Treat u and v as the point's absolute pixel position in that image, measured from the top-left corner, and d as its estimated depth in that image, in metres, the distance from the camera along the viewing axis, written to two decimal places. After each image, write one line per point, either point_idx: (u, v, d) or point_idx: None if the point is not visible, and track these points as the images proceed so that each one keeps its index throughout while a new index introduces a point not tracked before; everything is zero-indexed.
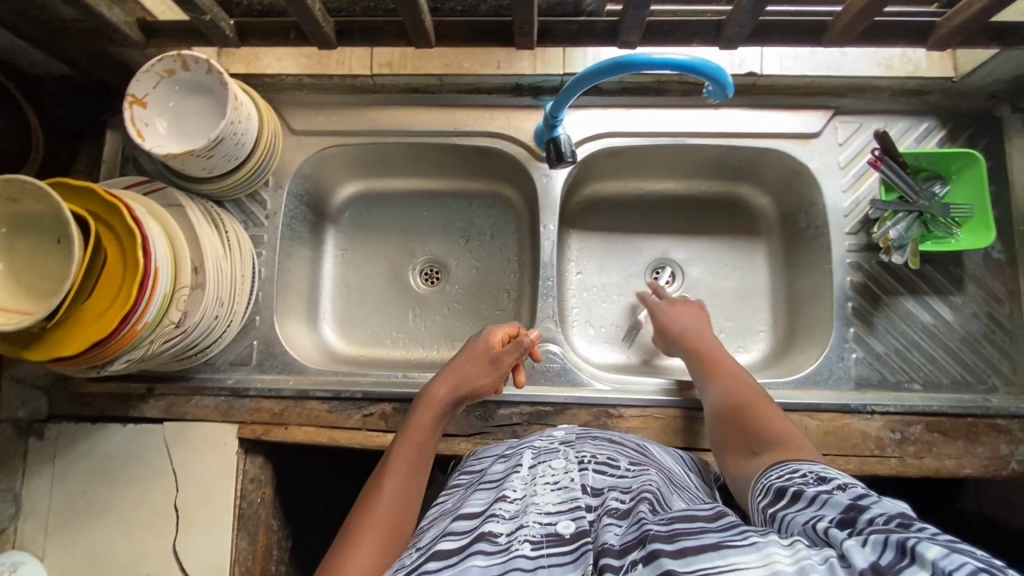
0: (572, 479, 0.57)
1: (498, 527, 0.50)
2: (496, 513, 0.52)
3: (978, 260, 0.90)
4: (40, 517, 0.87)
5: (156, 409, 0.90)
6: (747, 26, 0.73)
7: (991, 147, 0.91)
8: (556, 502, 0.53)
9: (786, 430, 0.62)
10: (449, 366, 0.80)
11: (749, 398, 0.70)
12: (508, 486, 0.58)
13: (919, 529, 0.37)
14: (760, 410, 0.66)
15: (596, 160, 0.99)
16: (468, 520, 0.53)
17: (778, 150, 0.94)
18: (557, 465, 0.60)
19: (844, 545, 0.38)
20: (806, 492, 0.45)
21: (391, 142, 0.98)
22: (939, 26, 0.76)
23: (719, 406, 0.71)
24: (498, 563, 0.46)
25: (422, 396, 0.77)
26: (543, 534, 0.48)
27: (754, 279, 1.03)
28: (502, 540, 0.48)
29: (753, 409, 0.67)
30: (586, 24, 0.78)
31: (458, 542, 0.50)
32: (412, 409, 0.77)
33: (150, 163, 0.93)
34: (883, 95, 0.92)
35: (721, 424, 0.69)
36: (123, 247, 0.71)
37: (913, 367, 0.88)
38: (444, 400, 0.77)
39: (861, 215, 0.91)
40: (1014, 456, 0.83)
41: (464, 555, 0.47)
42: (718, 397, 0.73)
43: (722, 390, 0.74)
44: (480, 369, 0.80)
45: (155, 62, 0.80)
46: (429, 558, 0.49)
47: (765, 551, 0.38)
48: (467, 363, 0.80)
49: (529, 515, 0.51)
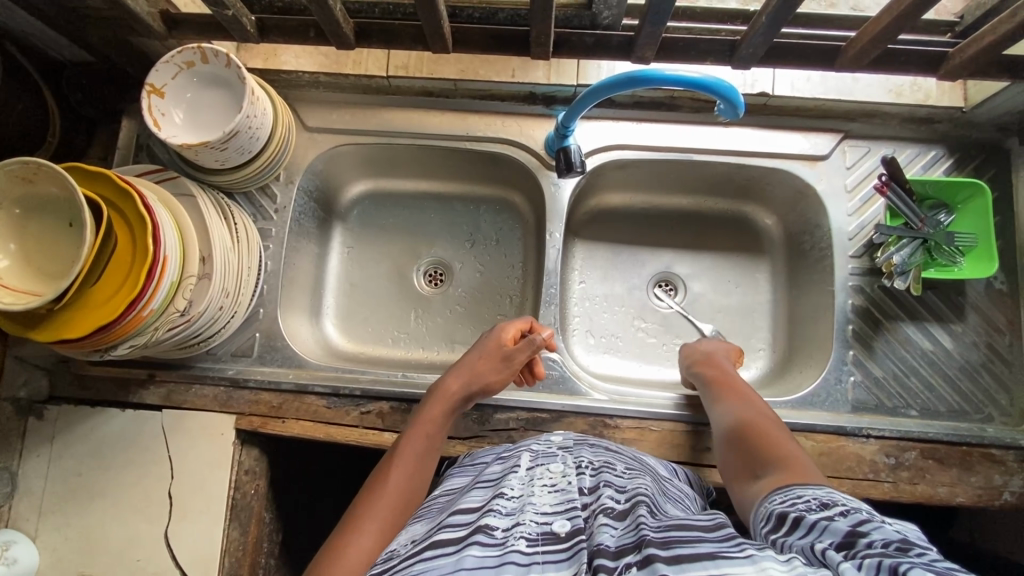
0: (569, 482, 0.57)
1: (497, 521, 0.50)
2: (495, 508, 0.53)
3: (980, 290, 0.90)
4: (34, 497, 0.88)
5: (155, 396, 0.91)
6: (761, 47, 0.74)
7: (998, 178, 0.92)
8: (553, 503, 0.53)
9: (790, 454, 0.62)
10: (462, 362, 0.80)
11: (759, 422, 0.70)
12: (506, 484, 0.58)
13: (918, 555, 0.38)
14: (767, 435, 0.67)
15: (605, 172, 1.00)
16: (467, 513, 0.54)
17: (786, 171, 0.95)
18: (555, 469, 0.61)
19: (841, 566, 0.38)
20: (805, 519, 0.46)
21: (403, 143, 0.99)
22: (951, 56, 0.76)
23: (726, 429, 0.72)
24: (493, 555, 0.46)
25: (433, 391, 0.78)
26: (539, 532, 0.48)
27: (756, 297, 1.04)
28: (499, 534, 0.48)
29: (760, 434, 0.67)
30: (602, 37, 0.78)
31: (457, 533, 0.50)
32: (424, 403, 0.77)
33: (163, 152, 0.94)
34: (892, 121, 0.93)
35: (727, 446, 0.69)
36: (133, 232, 0.72)
37: (910, 393, 0.88)
38: (454, 396, 0.78)
39: (865, 239, 0.92)
40: (1008, 487, 0.83)
41: (462, 545, 0.48)
42: (727, 419, 0.74)
43: (730, 414, 0.74)
44: (492, 367, 0.79)
45: (176, 53, 0.81)
46: (427, 547, 0.49)
47: (760, 565, 0.39)
48: (478, 360, 0.80)
49: (526, 514, 0.51)
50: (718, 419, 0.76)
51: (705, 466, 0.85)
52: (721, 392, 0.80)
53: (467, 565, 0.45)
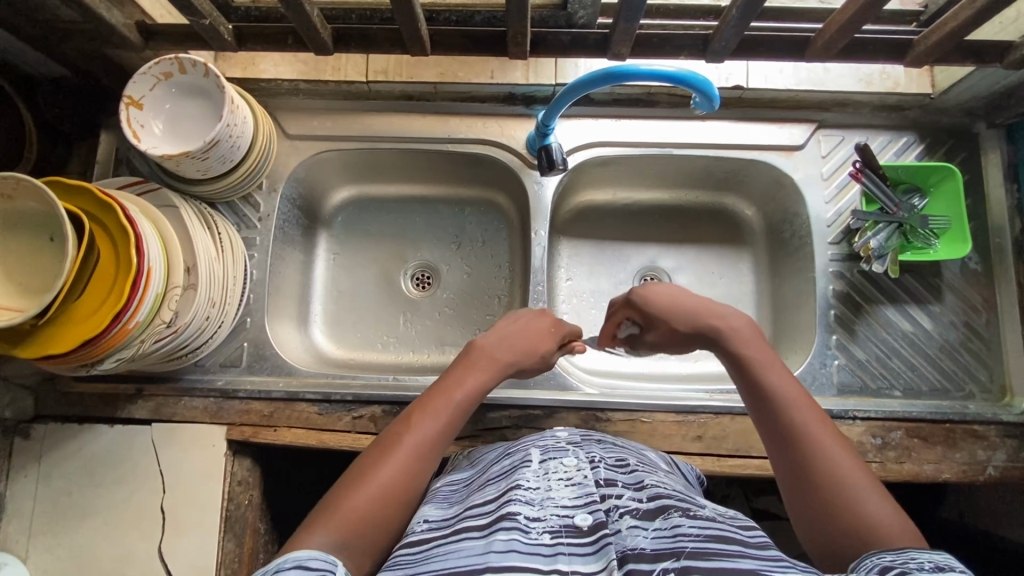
0: (585, 475, 0.56)
1: (521, 509, 0.51)
2: (516, 497, 0.53)
3: (955, 271, 0.92)
4: (23, 519, 0.86)
5: (144, 410, 0.90)
6: (732, 40, 0.75)
7: (968, 161, 0.94)
8: (572, 497, 0.53)
9: (855, 484, 0.54)
10: (516, 333, 0.74)
11: (807, 417, 0.58)
12: (519, 477, 0.57)
13: None
14: (817, 446, 0.56)
15: (587, 170, 1.00)
16: (487, 503, 0.54)
17: (763, 162, 0.96)
18: (568, 462, 0.59)
19: None
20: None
21: (384, 148, 1.00)
22: (916, 43, 0.78)
23: (763, 422, 0.61)
24: (521, 543, 0.46)
25: (487, 347, 0.70)
26: (561, 525, 0.49)
27: (740, 287, 1.06)
28: (524, 523, 0.49)
29: (810, 445, 0.56)
30: (578, 35, 0.80)
31: (481, 520, 0.51)
32: (473, 356, 0.69)
33: (143, 164, 0.94)
34: (864, 110, 0.96)
35: (769, 446, 0.60)
36: (116, 246, 0.72)
37: (893, 374, 0.90)
38: (499, 358, 0.70)
39: (843, 225, 0.94)
40: (991, 462, 0.85)
41: (488, 531, 0.48)
42: (765, 407, 0.60)
43: (765, 403, 0.61)
44: (540, 343, 0.76)
45: (153, 64, 0.81)
46: (452, 534, 0.50)
47: None
48: (528, 334, 0.75)
49: (547, 507, 0.51)
50: (748, 403, 0.63)
51: (697, 455, 0.86)
52: (746, 372, 0.63)
53: (495, 549, 0.46)
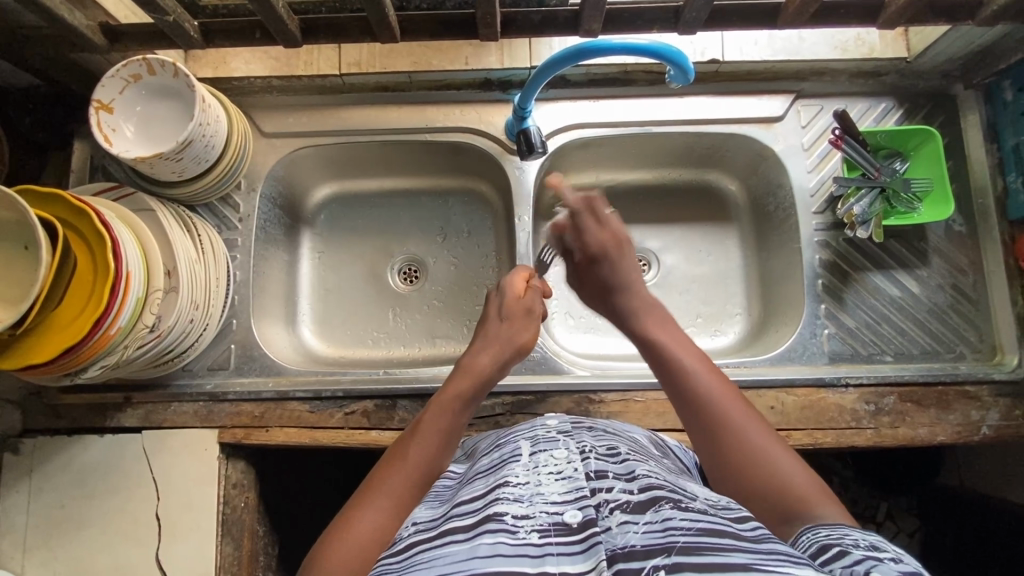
0: (575, 468, 0.55)
1: (508, 508, 0.50)
2: (503, 496, 0.52)
3: (941, 233, 0.92)
4: (16, 535, 0.85)
5: (133, 418, 0.89)
6: (704, 10, 0.75)
7: (948, 123, 0.94)
8: (562, 492, 0.52)
9: (767, 447, 0.55)
10: (490, 336, 0.75)
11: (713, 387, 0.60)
12: (508, 473, 0.57)
13: None
14: (728, 416, 0.57)
15: (568, 153, 1.00)
16: (474, 500, 0.54)
17: (743, 135, 0.96)
18: (558, 455, 0.59)
19: None
20: (848, 558, 0.42)
21: (362, 141, 0.99)
22: (887, 5, 0.78)
23: (677, 397, 0.61)
24: (506, 544, 0.46)
25: (463, 364, 0.71)
26: (550, 523, 0.48)
27: (729, 263, 1.05)
28: (512, 523, 0.48)
29: (722, 415, 0.58)
30: (548, 14, 0.79)
31: (467, 520, 0.50)
32: (451, 376, 0.70)
33: (119, 169, 0.93)
34: (842, 78, 0.95)
35: (684, 421, 0.60)
36: (92, 252, 0.71)
37: (884, 339, 0.90)
38: (484, 370, 0.71)
39: (827, 193, 0.94)
40: (985, 422, 0.85)
41: (474, 533, 0.48)
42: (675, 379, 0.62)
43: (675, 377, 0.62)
44: (520, 325, 0.77)
45: (121, 67, 0.80)
46: (437, 537, 0.50)
47: None
48: (504, 327, 0.76)
49: (536, 504, 0.51)
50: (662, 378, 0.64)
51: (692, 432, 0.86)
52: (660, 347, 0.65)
53: (481, 553, 0.45)
